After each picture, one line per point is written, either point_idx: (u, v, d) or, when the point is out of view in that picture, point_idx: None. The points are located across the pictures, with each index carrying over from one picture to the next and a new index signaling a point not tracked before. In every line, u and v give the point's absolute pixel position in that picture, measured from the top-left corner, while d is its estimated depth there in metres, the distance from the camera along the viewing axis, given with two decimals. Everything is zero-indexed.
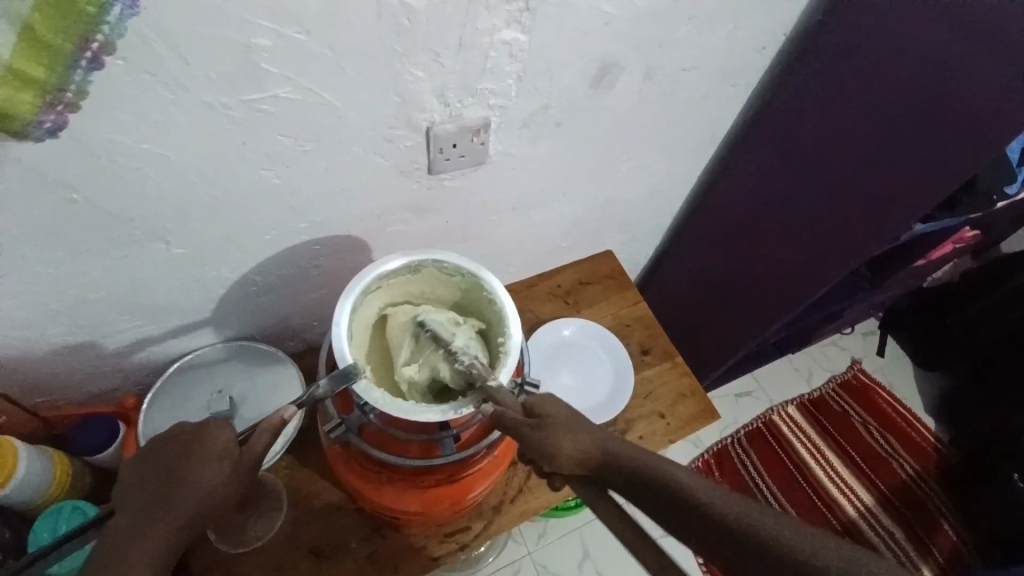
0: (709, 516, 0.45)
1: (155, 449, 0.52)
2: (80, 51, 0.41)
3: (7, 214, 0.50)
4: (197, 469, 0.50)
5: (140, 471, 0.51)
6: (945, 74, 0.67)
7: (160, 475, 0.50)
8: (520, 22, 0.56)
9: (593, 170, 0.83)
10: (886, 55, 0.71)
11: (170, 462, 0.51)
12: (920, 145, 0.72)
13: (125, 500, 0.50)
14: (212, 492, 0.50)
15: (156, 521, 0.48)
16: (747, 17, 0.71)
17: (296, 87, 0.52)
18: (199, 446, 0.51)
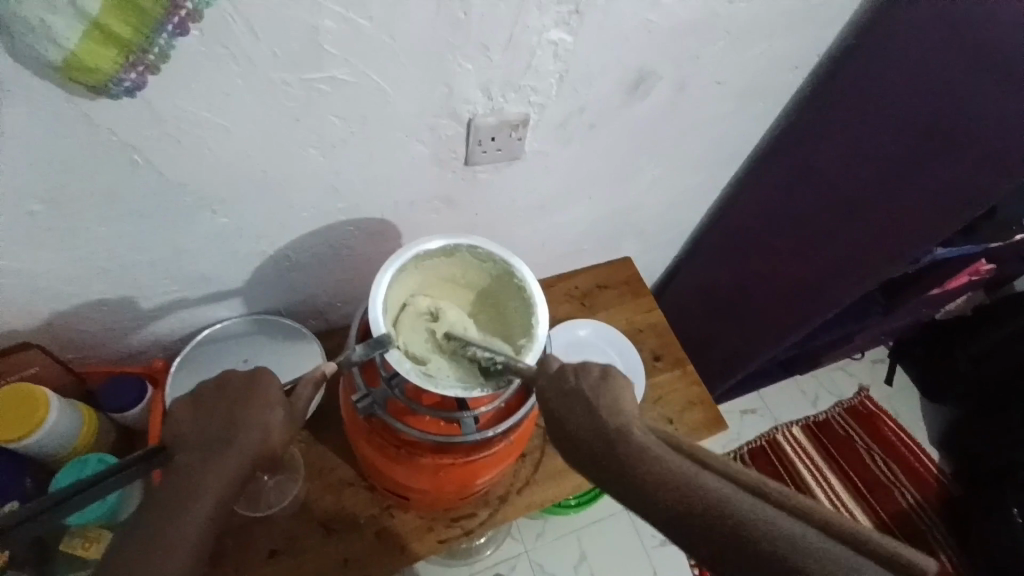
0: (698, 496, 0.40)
1: (206, 393, 0.51)
2: (168, 17, 0.42)
3: (72, 169, 0.52)
4: (257, 411, 0.50)
5: (197, 412, 0.50)
6: (965, 100, 0.69)
7: (219, 416, 0.49)
8: (567, 23, 0.59)
9: (620, 175, 0.85)
10: (913, 84, 0.73)
11: (227, 403, 0.50)
12: (941, 167, 0.74)
13: (183, 442, 0.48)
14: (272, 435, 0.50)
15: (219, 453, 0.47)
16: (782, 36, 0.73)
17: (352, 69, 0.54)
18: (256, 390, 0.51)
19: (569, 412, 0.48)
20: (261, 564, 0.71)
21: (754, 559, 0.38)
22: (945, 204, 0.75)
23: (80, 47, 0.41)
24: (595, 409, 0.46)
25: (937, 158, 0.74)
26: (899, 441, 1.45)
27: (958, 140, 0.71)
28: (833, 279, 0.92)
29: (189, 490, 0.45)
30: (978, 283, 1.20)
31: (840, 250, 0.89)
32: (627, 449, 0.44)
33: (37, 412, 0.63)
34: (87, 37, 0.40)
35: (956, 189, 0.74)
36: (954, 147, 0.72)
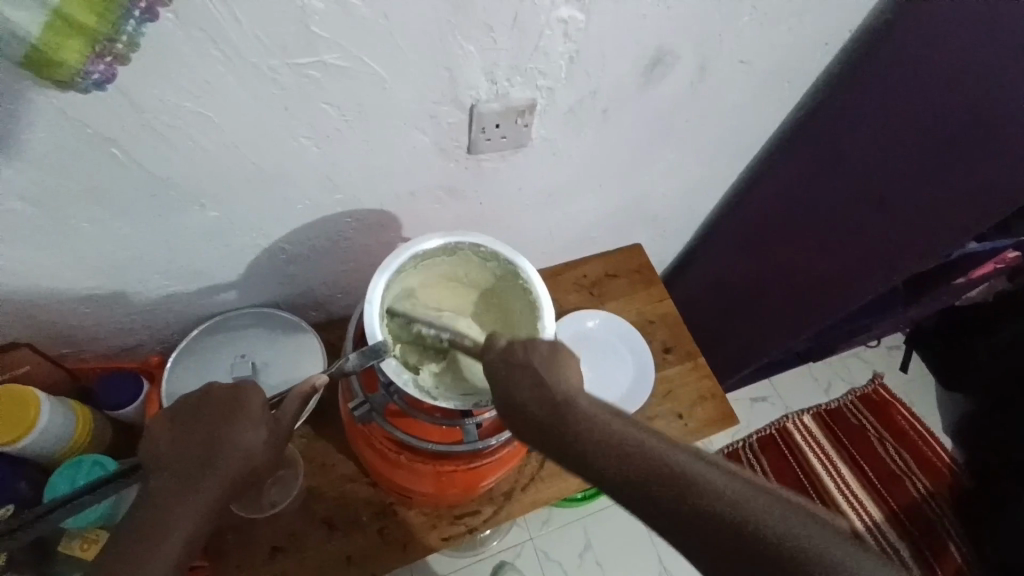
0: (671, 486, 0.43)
1: (183, 413, 0.50)
2: (136, 0, 0.39)
3: (49, 165, 0.49)
4: (238, 432, 0.50)
5: (175, 436, 0.49)
6: (1009, 85, 0.64)
7: (199, 435, 0.49)
8: (579, 1, 0.54)
9: (634, 161, 0.80)
10: (951, 70, 0.67)
11: (206, 427, 0.49)
12: (976, 163, 0.70)
13: (164, 460, 0.48)
14: (253, 458, 0.50)
15: (195, 483, 0.47)
16: (814, 11, 0.67)
17: (345, 54, 0.50)
18: (236, 412, 0.50)
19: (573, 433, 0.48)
20: (263, 561, 0.70)
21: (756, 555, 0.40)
22: (984, 192, 0.72)
23: (43, 40, 0.38)
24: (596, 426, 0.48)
25: (978, 146, 0.69)
26: (912, 429, 1.40)
27: (1000, 126, 0.67)
28: (856, 273, 0.89)
29: (167, 515, 0.46)
30: (1006, 272, 1.15)
31: (859, 247, 0.86)
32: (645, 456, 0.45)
33: (27, 415, 0.61)
34: (50, 29, 0.37)
35: (997, 188, 0.71)
36: (994, 135, 0.67)
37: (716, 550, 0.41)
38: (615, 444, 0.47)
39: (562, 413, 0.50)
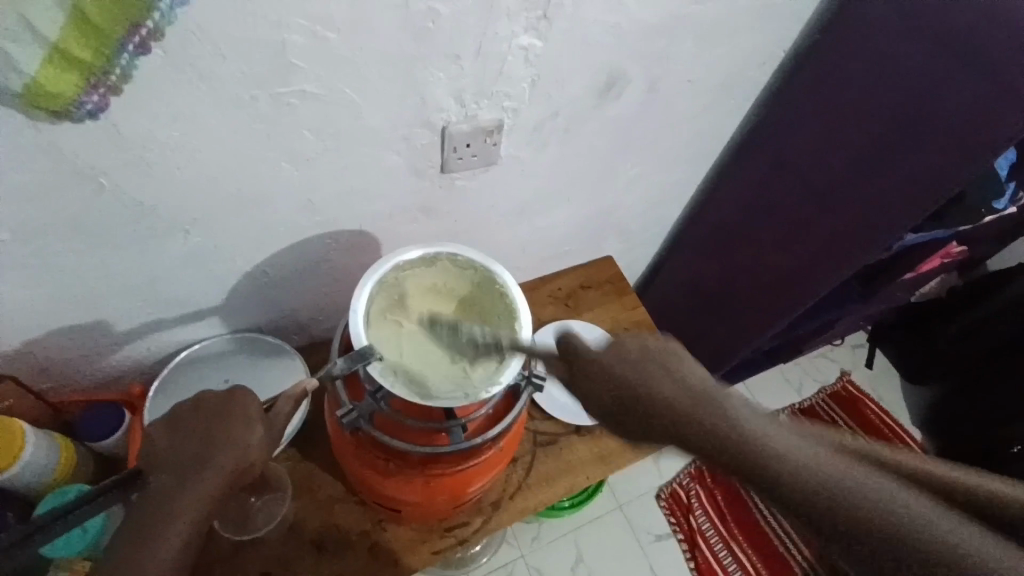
0: (756, 445, 0.35)
1: (183, 416, 0.50)
2: (129, 36, 0.42)
3: (38, 196, 0.51)
4: (233, 431, 0.48)
5: (174, 437, 0.49)
6: (933, 90, 0.70)
7: (194, 437, 0.48)
8: (537, 29, 0.59)
9: (597, 177, 0.85)
10: (872, 77, 0.76)
11: (202, 426, 0.49)
12: (908, 157, 0.75)
13: (161, 464, 0.48)
14: (250, 454, 0.48)
15: (191, 482, 0.46)
16: (749, 34, 0.75)
17: (322, 83, 0.53)
18: (231, 412, 0.49)
19: (651, 377, 0.41)
20: None
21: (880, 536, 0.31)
22: (912, 187, 0.76)
23: (40, 73, 0.40)
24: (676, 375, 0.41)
25: (899, 145, 0.75)
26: (879, 422, 1.52)
27: (922, 127, 0.72)
28: (807, 268, 0.93)
29: (164, 513, 0.45)
30: (950, 266, 1.23)
31: (813, 244, 0.91)
32: (723, 404, 0.38)
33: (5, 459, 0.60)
34: (47, 63, 0.40)
35: (925, 181, 0.74)
36: (917, 135, 0.73)
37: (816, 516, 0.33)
38: (698, 399, 0.39)
39: (626, 382, 0.42)
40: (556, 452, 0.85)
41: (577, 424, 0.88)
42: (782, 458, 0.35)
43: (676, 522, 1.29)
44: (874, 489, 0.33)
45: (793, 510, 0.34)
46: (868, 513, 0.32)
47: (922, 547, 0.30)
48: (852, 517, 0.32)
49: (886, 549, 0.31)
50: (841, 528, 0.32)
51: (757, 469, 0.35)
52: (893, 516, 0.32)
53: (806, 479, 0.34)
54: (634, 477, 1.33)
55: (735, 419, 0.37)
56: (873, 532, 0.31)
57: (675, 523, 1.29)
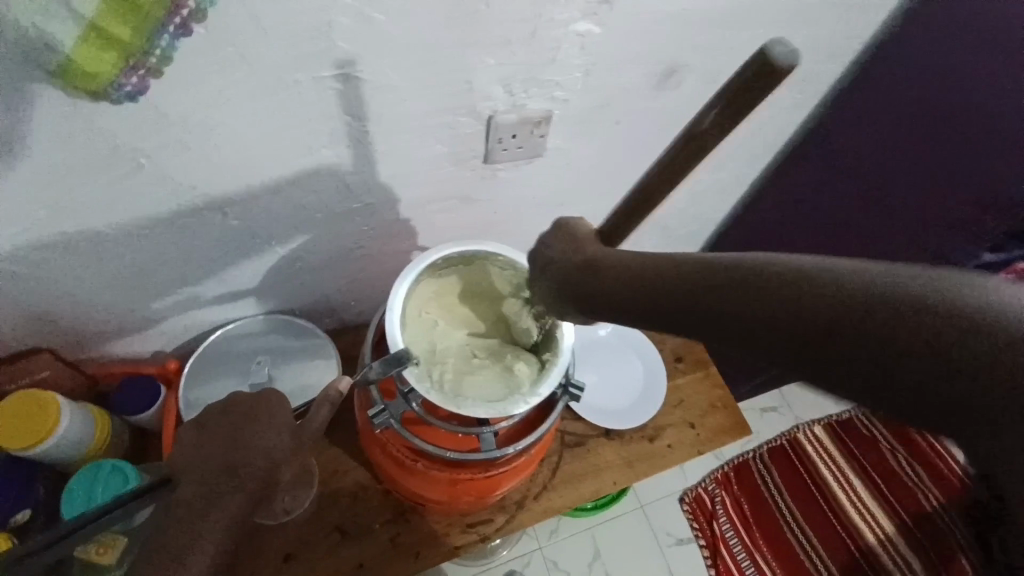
0: (731, 279, 0.35)
1: (211, 420, 0.53)
2: (170, 16, 0.38)
3: (77, 174, 0.50)
4: (257, 435, 0.51)
5: (200, 441, 0.52)
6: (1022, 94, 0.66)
7: (221, 444, 0.51)
8: (596, 14, 0.55)
9: (644, 172, 0.81)
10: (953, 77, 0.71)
11: (231, 430, 0.52)
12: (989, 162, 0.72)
13: (186, 473, 0.50)
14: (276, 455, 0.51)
15: (221, 488, 0.48)
16: (824, 23, 0.68)
17: (367, 68, 0.51)
18: (256, 417, 0.53)
19: (602, 277, 0.43)
20: (276, 568, 0.70)
21: (865, 318, 0.29)
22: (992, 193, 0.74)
23: (76, 52, 0.37)
24: (625, 256, 0.43)
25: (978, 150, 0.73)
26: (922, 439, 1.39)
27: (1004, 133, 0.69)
28: None
29: (192, 520, 0.45)
30: None
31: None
32: (668, 267, 0.39)
33: (27, 439, 0.59)
34: (83, 42, 0.37)
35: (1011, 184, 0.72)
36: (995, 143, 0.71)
37: (784, 325, 0.32)
38: (643, 268, 0.40)
39: (593, 263, 0.45)
40: (584, 454, 0.83)
41: (606, 427, 0.86)
42: (726, 275, 0.35)
43: (698, 529, 1.27)
44: (845, 269, 0.31)
45: (780, 333, 0.32)
46: (851, 294, 0.30)
47: (925, 309, 0.27)
48: (840, 301, 0.30)
49: (855, 309, 0.29)
50: (877, 345, 0.28)
51: (721, 310, 0.35)
52: (903, 297, 0.28)
53: (913, 303, 0.28)
54: (657, 480, 1.32)
55: (673, 268, 0.38)
56: (861, 316, 0.29)
57: (697, 528, 1.27)
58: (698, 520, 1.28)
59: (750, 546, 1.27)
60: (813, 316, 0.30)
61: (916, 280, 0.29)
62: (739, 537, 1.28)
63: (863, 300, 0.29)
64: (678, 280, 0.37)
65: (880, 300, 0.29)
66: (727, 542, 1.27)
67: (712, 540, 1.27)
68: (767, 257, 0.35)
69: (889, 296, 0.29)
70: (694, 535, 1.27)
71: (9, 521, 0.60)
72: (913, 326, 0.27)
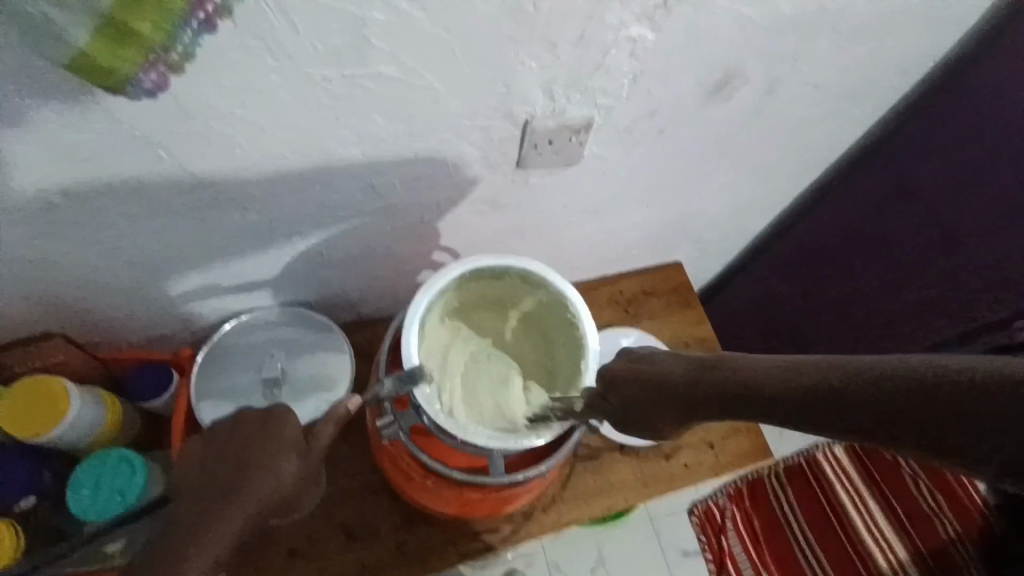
0: (719, 381, 0.41)
1: (221, 433, 0.52)
2: (193, 11, 0.36)
3: (94, 162, 0.48)
4: (265, 454, 0.49)
5: (206, 456, 0.50)
6: None
7: (227, 458, 0.49)
8: (651, 18, 0.50)
9: (684, 183, 0.76)
10: None
11: (240, 446, 0.50)
12: None
13: (189, 486, 0.49)
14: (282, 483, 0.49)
15: (222, 508, 0.47)
16: (897, 34, 0.62)
17: (401, 66, 0.47)
18: (267, 434, 0.51)
19: (624, 386, 0.48)
20: (280, 565, 0.70)
21: (851, 399, 0.33)
22: None
23: (92, 46, 0.34)
24: (651, 367, 0.47)
25: None
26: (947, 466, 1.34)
27: None
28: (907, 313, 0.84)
29: (189, 541, 0.45)
30: None
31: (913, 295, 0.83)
32: (692, 385, 0.43)
33: (37, 425, 0.59)
34: (101, 36, 0.34)
35: None
36: None
37: (788, 408, 0.36)
38: (665, 378, 0.45)
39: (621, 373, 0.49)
40: (597, 467, 0.81)
41: (622, 442, 0.83)
42: (729, 378, 0.41)
43: (705, 542, 1.26)
44: (837, 362, 0.35)
45: (808, 417, 0.35)
46: (857, 381, 0.33)
47: (939, 370, 0.30)
48: (838, 388, 0.33)
49: (850, 393, 0.33)
50: (883, 417, 0.31)
51: (728, 399, 0.40)
52: (926, 379, 0.30)
53: (960, 374, 0.29)
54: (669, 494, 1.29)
55: (685, 381, 0.44)
56: (910, 401, 0.30)
57: (704, 542, 1.26)
58: (707, 533, 1.27)
59: (756, 561, 1.28)
60: (809, 404, 0.35)
61: (945, 362, 0.30)
62: (747, 553, 1.28)
63: (856, 382, 0.33)
64: (689, 387, 0.43)
65: (912, 378, 0.30)
66: (734, 557, 1.27)
67: (720, 554, 1.26)
68: (754, 359, 0.41)
69: (918, 376, 0.30)
70: (701, 549, 1.25)
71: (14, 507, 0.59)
72: (949, 399, 0.28)
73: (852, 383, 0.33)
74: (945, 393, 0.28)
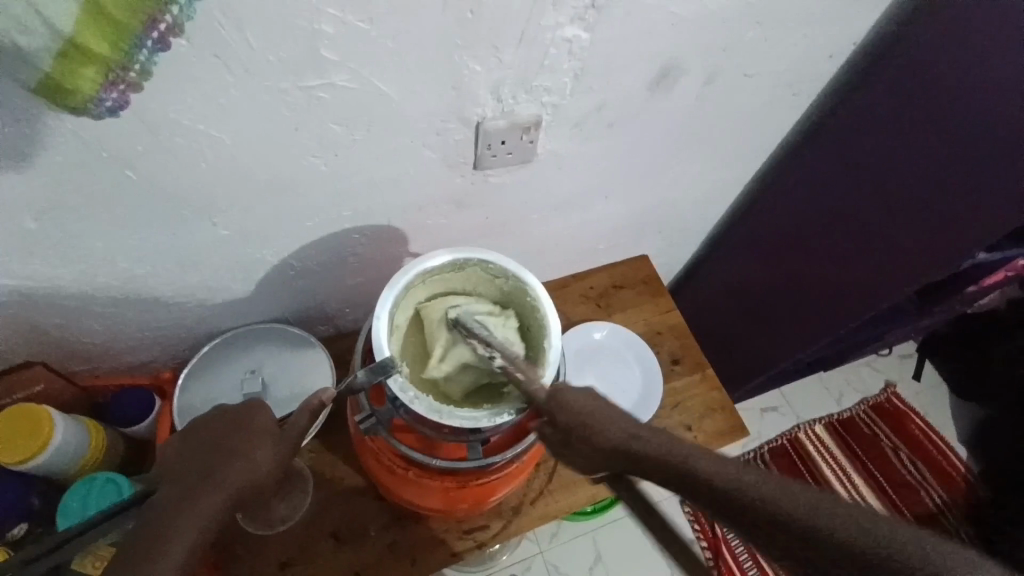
0: (668, 465, 0.42)
1: (197, 429, 0.53)
2: (149, 31, 0.39)
3: (66, 185, 0.50)
4: (243, 443, 0.51)
5: (185, 451, 0.52)
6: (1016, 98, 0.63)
7: (206, 449, 0.51)
8: (584, 19, 0.54)
9: (636, 176, 0.81)
10: (948, 77, 0.68)
11: (219, 438, 0.52)
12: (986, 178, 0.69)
13: (169, 479, 0.50)
14: (258, 468, 0.50)
15: (201, 491, 0.47)
16: (817, 21, 0.68)
17: (354, 75, 0.51)
18: (243, 425, 0.53)
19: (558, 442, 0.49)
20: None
21: (725, 505, 0.38)
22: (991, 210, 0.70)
23: (55, 68, 0.37)
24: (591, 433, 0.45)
25: (974, 162, 0.69)
26: (927, 440, 1.40)
27: (1006, 145, 0.66)
28: (860, 282, 0.88)
29: (166, 526, 0.44)
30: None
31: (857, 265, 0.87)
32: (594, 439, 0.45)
33: (19, 452, 0.60)
34: (62, 57, 0.36)
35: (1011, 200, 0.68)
36: (992, 155, 0.67)
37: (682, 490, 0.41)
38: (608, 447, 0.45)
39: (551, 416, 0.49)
40: None
41: None
42: (679, 466, 0.41)
43: (698, 530, 1.27)
44: (732, 470, 0.39)
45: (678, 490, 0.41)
46: (726, 496, 0.38)
47: (800, 527, 0.35)
48: (723, 500, 0.38)
49: (724, 501, 0.38)
50: (746, 519, 0.38)
51: (680, 483, 0.41)
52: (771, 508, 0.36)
53: (800, 527, 0.35)
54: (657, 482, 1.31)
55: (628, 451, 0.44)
56: (747, 518, 0.37)
57: (697, 529, 1.27)
58: (699, 521, 1.28)
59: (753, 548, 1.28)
60: (691, 488, 0.40)
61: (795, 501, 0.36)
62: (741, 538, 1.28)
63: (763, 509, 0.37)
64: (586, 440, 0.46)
65: (764, 518, 0.37)
66: (728, 544, 1.27)
67: (714, 541, 1.26)
68: (701, 461, 0.40)
69: (770, 516, 0.36)
70: (694, 537, 1.26)
71: (5, 535, 0.60)
72: (770, 527, 0.36)
73: (744, 502, 0.37)
74: (783, 530, 0.36)
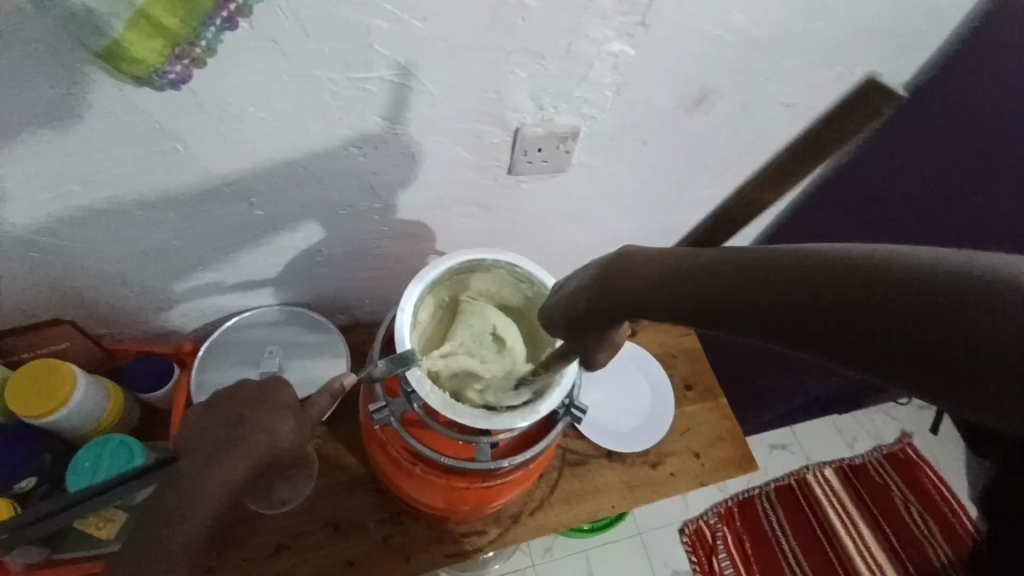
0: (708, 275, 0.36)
1: (219, 400, 0.54)
2: (218, 10, 0.40)
3: (113, 152, 0.51)
4: (265, 416, 0.52)
5: (205, 421, 0.53)
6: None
7: (225, 420, 0.52)
8: (631, 35, 0.55)
9: (665, 195, 0.81)
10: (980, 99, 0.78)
11: (240, 409, 0.53)
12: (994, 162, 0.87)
13: (190, 444, 0.51)
14: (278, 442, 0.52)
15: (223, 460, 0.50)
16: (864, 59, 0.67)
17: (401, 71, 0.52)
18: (265, 399, 0.54)
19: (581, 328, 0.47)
20: (265, 559, 0.70)
21: (782, 303, 0.32)
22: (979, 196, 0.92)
23: (125, 36, 0.38)
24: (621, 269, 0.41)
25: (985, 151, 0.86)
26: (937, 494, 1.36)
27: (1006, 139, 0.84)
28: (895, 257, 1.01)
29: (190, 491, 0.48)
30: None
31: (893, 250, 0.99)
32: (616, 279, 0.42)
33: (38, 405, 0.61)
34: (132, 26, 0.38)
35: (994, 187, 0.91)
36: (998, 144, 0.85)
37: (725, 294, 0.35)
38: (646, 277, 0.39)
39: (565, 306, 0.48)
40: (583, 473, 0.82)
41: (609, 448, 0.84)
42: (715, 266, 0.36)
43: (695, 562, 1.25)
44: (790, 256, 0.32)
45: (725, 303, 0.35)
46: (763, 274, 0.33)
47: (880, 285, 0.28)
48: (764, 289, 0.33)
49: (787, 296, 0.31)
50: (821, 314, 0.30)
51: (720, 281, 0.35)
52: (856, 267, 0.29)
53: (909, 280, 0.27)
54: (658, 507, 1.30)
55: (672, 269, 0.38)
56: (818, 291, 0.30)
57: (694, 561, 1.25)
58: (697, 553, 1.26)
59: None
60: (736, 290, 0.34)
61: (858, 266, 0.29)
62: None
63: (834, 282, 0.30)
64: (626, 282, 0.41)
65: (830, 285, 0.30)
66: None
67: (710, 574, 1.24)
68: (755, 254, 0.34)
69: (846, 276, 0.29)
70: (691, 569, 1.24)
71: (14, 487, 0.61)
72: (845, 315, 0.29)
73: (815, 278, 0.30)
74: (869, 294, 0.28)
